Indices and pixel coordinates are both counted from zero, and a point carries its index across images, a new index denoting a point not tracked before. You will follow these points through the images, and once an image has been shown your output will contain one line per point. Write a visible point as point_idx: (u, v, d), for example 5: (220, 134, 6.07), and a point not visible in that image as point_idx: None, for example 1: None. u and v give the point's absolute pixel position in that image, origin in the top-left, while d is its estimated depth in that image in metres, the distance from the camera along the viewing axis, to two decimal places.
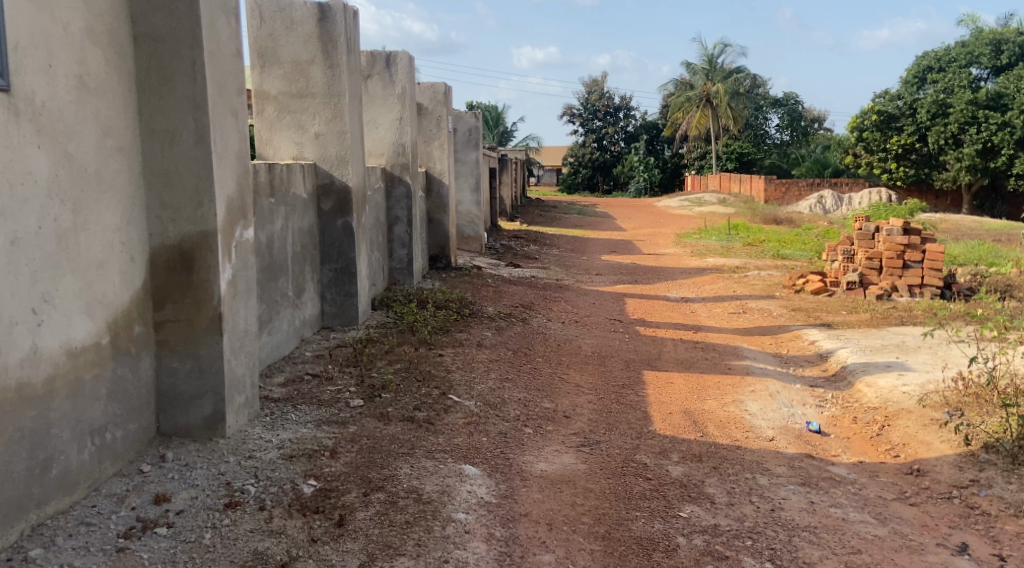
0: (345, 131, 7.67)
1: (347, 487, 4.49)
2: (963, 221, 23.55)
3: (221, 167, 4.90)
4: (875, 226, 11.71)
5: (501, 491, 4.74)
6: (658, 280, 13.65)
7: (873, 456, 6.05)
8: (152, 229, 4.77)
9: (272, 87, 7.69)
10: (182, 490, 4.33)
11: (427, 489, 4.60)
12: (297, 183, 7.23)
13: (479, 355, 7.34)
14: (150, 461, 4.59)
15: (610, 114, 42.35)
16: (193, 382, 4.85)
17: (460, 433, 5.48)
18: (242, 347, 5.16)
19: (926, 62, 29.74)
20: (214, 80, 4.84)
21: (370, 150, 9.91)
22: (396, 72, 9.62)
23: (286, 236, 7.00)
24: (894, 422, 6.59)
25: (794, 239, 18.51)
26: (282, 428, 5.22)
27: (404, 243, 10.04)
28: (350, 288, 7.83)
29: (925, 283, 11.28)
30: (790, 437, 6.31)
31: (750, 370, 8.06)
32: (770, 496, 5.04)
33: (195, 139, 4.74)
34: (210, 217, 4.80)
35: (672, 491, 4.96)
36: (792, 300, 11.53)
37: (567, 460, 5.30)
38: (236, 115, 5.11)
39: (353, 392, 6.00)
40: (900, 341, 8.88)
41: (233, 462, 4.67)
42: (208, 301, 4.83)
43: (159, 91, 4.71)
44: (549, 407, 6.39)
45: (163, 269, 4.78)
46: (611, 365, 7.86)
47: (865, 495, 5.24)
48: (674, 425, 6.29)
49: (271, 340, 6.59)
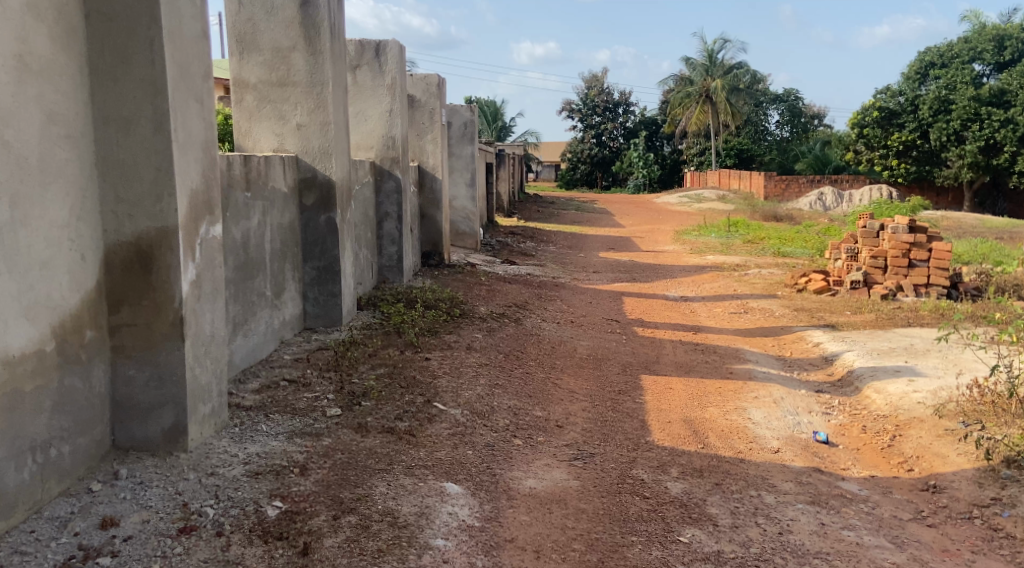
0: (328, 122, 7.27)
1: (315, 509, 4.11)
2: (965, 219, 23.20)
3: (184, 158, 4.52)
4: (881, 224, 11.28)
5: (485, 513, 4.36)
6: (657, 278, 13.26)
7: (885, 470, 5.68)
8: (106, 225, 4.39)
9: (251, 74, 7.28)
10: (133, 512, 3.95)
11: (404, 512, 4.21)
12: (277, 176, 6.84)
13: (469, 359, 6.96)
14: (102, 479, 4.21)
15: (610, 110, 41.98)
16: (151, 392, 4.47)
17: (444, 446, 5.10)
18: (208, 353, 4.77)
19: (929, 58, 29.24)
20: (176, 63, 4.45)
21: (357, 143, 9.50)
22: (386, 62, 9.20)
23: (264, 232, 6.60)
24: (906, 432, 6.23)
25: (795, 237, 18.12)
26: (250, 441, 4.83)
27: (394, 240, 9.66)
28: (333, 287, 7.44)
29: (931, 283, 10.96)
30: (796, 448, 5.94)
31: (752, 375, 7.68)
32: (777, 517, 4.66)
33: (153, 127, 4.36)
34: (170, 213, 4.41)
35: (671, 512, 4.57)
36: (794, 299, 11.16)
37: (558, 476, 4.92)
38: (201, 102, 4.73)
39: (331, 400, 5.61)
40: (908, 344, 8.49)
41: (193, 480, 4.28)
42: (169, 303, 4.45)
43: (114, 74, 4.32)
44: (540, 415, 6.02)
45: (119, 268, 4.41)
46: (607, 369, 7.48)
47: (879, 515, 4.86)
48: (673, 435, 5.90)
49: (246, 343, 6.20)
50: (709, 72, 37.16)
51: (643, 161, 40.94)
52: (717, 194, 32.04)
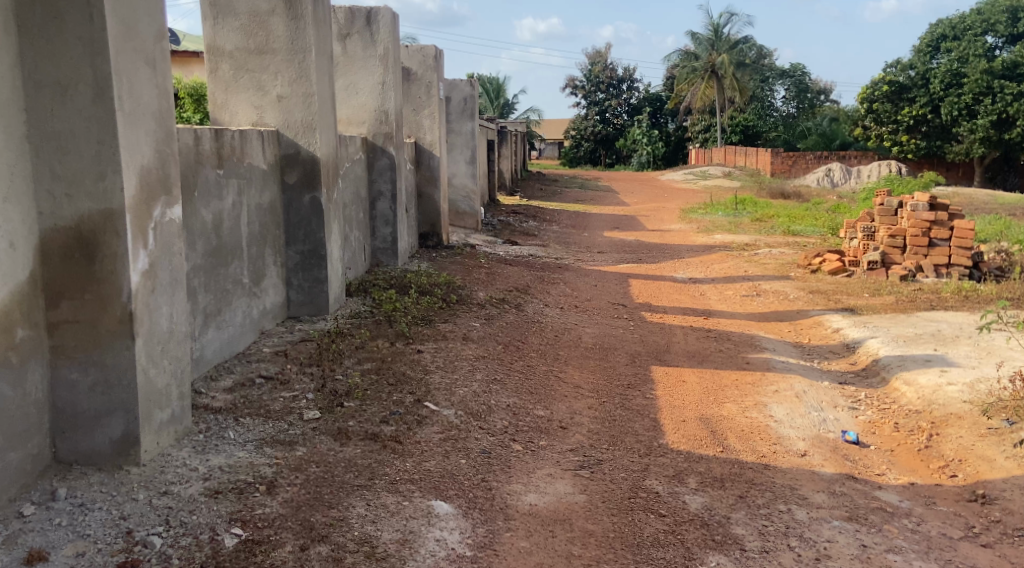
0: (311, 93, 6.67)
1: (280, 537, 3.58)
2: (977, 195, 22.51)
3: (132, 130, 3.94)
4: (899, 201, 10.72)
5: (477, 539, 3.81)
6: (664, 258, 12.65)
7: (926, 476, 5.09)
8: (42, 207, 3.82)
9: (227, 42, 6.66)
10: (66, 543, 3.43)
11: (383, 540, 3.67)
12: (254, 152, 6.23)
13: (465, 351, 6.38)
14: (37, 500, 3.67)
15: (614, 86, 41.24)
16: (97, 399, 3.91)
17: (434, 455, 4.53)
18: (166, 352, 4.20)
19: (940, 30, 28.41)
20: (120, 20, 3.87)
21: (348, 118, 8.90)
22: (379, 31, 8.55)
23: (240, 214, 6.00)
24: (943, 430, 5.65)
25: (804, 214, 17.49)
26: (214, 452, 4.27)
27: (388, 221, 9.09)
28: (319, 273, 6.85)
29: (952, 263, 10.30)
30: (825, 451, 5.37)
31: (771, 365, 7.09)
32: (811, 539, 4.12)
33: (93, 94, 3.79)
34: (114, 193, 3.84)
35: (691, 534, 4.03)
36: (808, 281, 10.53)
37: (562, 490, 4.36)
38: (154, 67, 4.13)
39: (310, 401, 5.04)
40: (936, 330, 7.89)
41: (143, 501, 3.74)
42: (116, 297, 3.88)
43: (46, 33, 3.76)
44: (542, 415, 5.45)
45: (58, 257, 3.84)
46: (614, 360, 6.90)
47: (926, 533, 4.30)
48: (689, 436, 5.34)
49: (220, 337, 5.63)
50: (715, 48, 36.36)
51: (646, 137, 40.09)
52: (721, 171, 31.35)
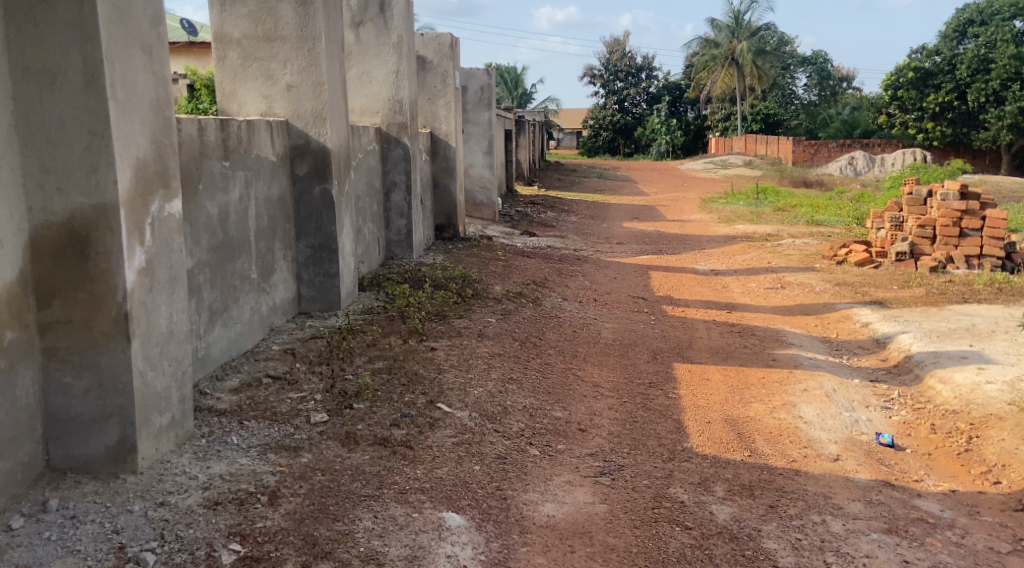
0: (321, 82, 6.43)
1: (281, 554, 3.38)
2: (1006, 183, 21.98)
3: (126, 121, 3.72)
4: (928, 191, 10.37)
5: (490, 556, 3.59)
6: (684, 249, 12.35)
7: (967, 482, 4.82)
8: (32, 202, 3.61)
9: (235, 29, 6.44)
10: (55, 560, 3.24)
11: (390, 557, 3.46)
12: (262, 144, 6.01)
13: (481, 348, 6.13)
14: (28, 511, 3.48)
15: (632, 75, 40.75)
16: (91, 404, 3.70)
17: (447, 461, 4.30)
18: (164, 355, 3.98)
19: (968, 15, 28.03)
20: (111, 3, 3.64)
21: (361, 107, 8.67)
22: (392, 19, 8.29)
23: (247, 207, 5.78)
24: (984, 433, 5.37)
25: (827, 204, 17.06)
26: (215, 458, 4.07)
27: (403, 213, 8.85)
28: (330, 267, 6.63)
29: (984, 254, 9.97)
30: (859, 455, 5.10)
31: (799, 362, 6.80)
32: (848, 553, 3.88)
33: (84, 82, 3.57)
34: (107, 188, 3.62)
35: (720, 550, 3.79)
36: (835, 273, 10.19)
37: (581, 499, 4.12)
38: (149, 53, 3.90)
39: (317, 403, 4.82)
40: (970, 325, 7.57)
41: (138, 512, 3.54)
42: (109, 297, 3.67)
43: (34, 16, 3.55)
44: (560, 417, 5.21)
45: (49, 254, 3.64)
46: (635, 357, 6.64)
47: (972, 547, 4.03)
48: (715, 440, 5.08)
49: (226, 334, 5.43)
50: (735, 35, 35.81)
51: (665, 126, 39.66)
52: (743, 159, 30.84)
